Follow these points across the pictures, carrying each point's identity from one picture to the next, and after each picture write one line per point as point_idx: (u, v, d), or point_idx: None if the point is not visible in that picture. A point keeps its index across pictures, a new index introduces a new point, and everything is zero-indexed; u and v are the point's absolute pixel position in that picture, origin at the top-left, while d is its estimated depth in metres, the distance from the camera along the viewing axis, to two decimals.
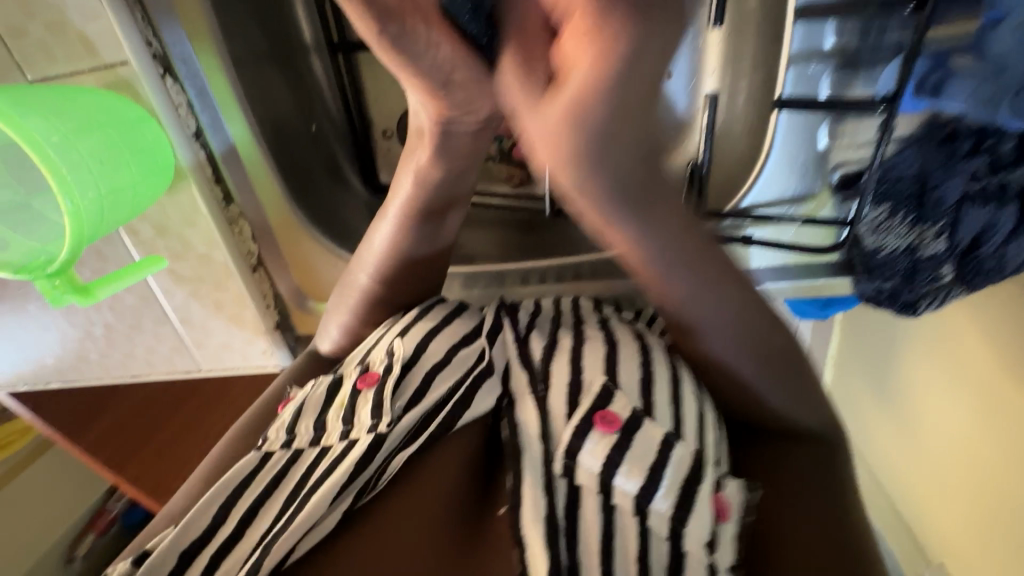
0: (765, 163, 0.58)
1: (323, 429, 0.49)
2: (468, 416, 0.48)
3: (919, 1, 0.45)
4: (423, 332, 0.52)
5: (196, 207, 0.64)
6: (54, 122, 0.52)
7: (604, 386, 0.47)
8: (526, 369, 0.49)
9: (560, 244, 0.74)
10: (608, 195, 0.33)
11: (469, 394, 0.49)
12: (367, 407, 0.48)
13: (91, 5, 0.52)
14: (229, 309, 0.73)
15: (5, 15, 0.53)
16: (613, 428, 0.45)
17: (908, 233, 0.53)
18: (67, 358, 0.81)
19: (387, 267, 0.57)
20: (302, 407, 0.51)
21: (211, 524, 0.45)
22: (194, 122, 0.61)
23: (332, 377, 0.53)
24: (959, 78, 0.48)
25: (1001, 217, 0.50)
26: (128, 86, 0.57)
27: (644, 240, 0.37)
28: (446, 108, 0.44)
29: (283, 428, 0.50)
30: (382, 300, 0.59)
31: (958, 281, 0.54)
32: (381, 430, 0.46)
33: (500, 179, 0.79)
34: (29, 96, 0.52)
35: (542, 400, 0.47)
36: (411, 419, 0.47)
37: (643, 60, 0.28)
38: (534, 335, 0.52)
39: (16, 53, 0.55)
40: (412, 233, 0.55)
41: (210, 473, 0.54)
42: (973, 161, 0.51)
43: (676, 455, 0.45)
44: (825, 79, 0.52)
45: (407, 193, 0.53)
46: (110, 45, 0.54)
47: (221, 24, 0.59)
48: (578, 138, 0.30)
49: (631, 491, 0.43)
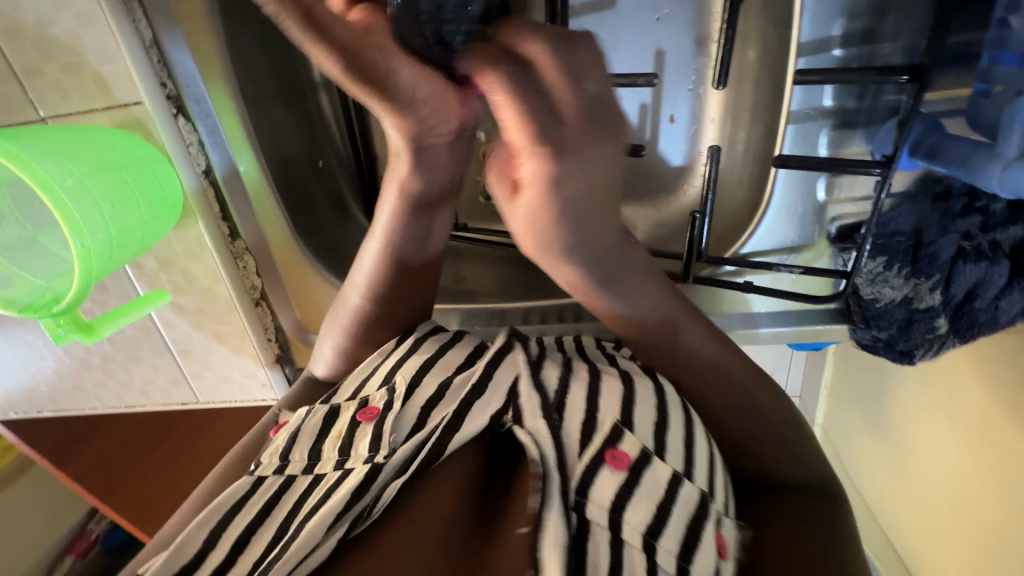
0: (767, 209, 0.59)
1: (317, 458, 0.49)
2: (458, 440, 0.47)
3: (914, 72, 0.46)
4: (417, 365, 0.53)
5: (202, 243, 0.65)
6: (67, 166, 0.52)
7: (615, 425, 0.47)
8: (538, 395, 0.48)
9: (560, 283, 0.75)
10: (582, 270, 0.47)
11: (462, 414, 0.48)
12: (365, 440, 0.48)
13: (108, 48, 0.54)
14: (230, 341, 0.73)
15: (24, 56, 0.55)
16: (624, 466, 0.45)
17: (904, 285, 0.55)
18: (60, 387, 0.80)
19: (377, 287, 0.58)
20: (298, 434, 0.51)
21: (204, 548, 0.44)
22: (204, 160, 0.62)
23: (328, 407, 0.52)
24: (952, 146, 0.48)
25: (994, 273, 0.51)
26: (139, 125, 0.58)
27: (594, 285, 0.49)
28: (424, 131, 0.46)
29: (277, 453, 0.50)
30: (378, 318, 0.59)
31: (952, 333, 0.56)
32: (378, 460, 0.46)
33: (503, 218, 0.80)
34: (41, 139, 0.53)
35: (558, 430, 0.46)
36: (404, 451, 0.46)
37: (570, 199, 0.40)
38: (542, 362, 0.52)
39: (31, 92, 0.57)
40: (401, 233, 0.55)
41: (203, 500, 0.54)
42: (967, 220, 0.53)
43: (683, 492, 0.45)
44: (824, 135, 0.54)
45: (393, 200, 0.53)
46: (124, 87, 0.56)
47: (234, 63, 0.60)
48: (548, 229, 0.42)
49: (639, 526, 0.43)
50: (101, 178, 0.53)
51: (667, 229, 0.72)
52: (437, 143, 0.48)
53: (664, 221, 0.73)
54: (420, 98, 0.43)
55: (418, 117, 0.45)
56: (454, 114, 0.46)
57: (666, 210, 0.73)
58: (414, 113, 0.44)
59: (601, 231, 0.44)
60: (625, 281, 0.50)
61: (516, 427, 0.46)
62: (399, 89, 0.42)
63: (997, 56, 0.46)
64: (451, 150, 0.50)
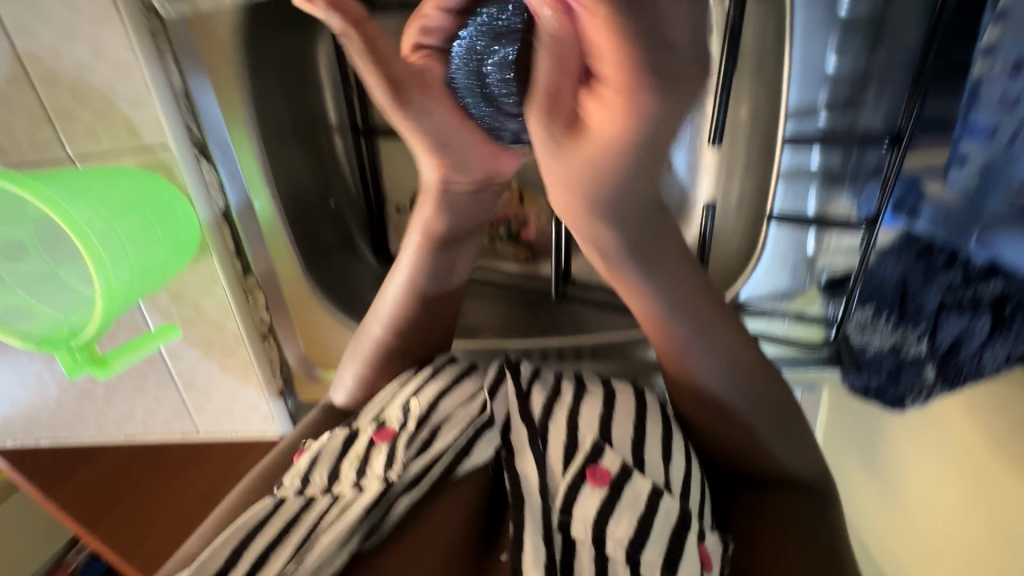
0: (755, 267, 0.63)
1: (336, 479, 0.50)
2: (465, 465, 0.50)
3: (896, 136, 0.51)
4: (435, 392, 0.54)
5: (215, 279, 0.67)
6: (95, 207, 0.54)
7: (597, 441, 0.49)
8: (525, 427, 0.51)
9: (560, 322, 0.77)
10: (618, 238, 0.43)
11: (471, 441, 0.51)
12: (380, 457, 0.49)
13: (140, 96, 0.57)
14: (235, 374, 0.74)
15: (59, 100, 0.58)
16: (604, 483, 0.46)
17: (892, 334, 0.58)
18: (61, 416, 0.80)
19: (401, 317, 0.59)
20: (318, 456, 0.52)
21: (225, 564, 0.44)
22: (222, 201, 0.65)
23: (347, 431, 0.53)
24: (928, 207, 0.52)
25: (976, 326, 0.52)
26: (163, 168, 0.61)
27: (623, 257, 0.45)
28: (455, 174, 0.52)
29: (298, 475, 0.50)
30: (396, 362, 0.61)
31: (942, 382, 0.55)
32: (390, 478, 0.47)
33: (506, 257, 0.81)
34: (74, 182, 0.55)
35: (542, 458, 0.49)
36: (416, 467, 0.49)
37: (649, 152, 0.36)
38: (535, 387, 0.55)
39: (62, 132, 0.60)
40: (426, 266, 0.58)
41: (214, 526, 0.53)
42: (950, 274, 0.54)
43: (663, 507, 0.45)
44: (813, 193, 0.57)
45: (417, 238, 0.57)
46: (151, 129, 0.59)
47: (255, 100, 0.63)
48: (598, 187, 0.39)
49: (621, 540, 0.43)
50: (128, 219, 0.56)
51: None
52: (461, 195, 0.54)
53: None
54: (451, 142, 0.50)
55: (448, 156, 0.50)
56: (481, 165, 0.52)
57: None
58: (447, 154, 0.50)
59: (643, 190, 0.40)
60: (658, 253, 0.47)
61: (509, 465, 0.49)
62: (428, 121, 0.48)
63: (970, 129, 0.47)
64: (474, 200, 0.55)
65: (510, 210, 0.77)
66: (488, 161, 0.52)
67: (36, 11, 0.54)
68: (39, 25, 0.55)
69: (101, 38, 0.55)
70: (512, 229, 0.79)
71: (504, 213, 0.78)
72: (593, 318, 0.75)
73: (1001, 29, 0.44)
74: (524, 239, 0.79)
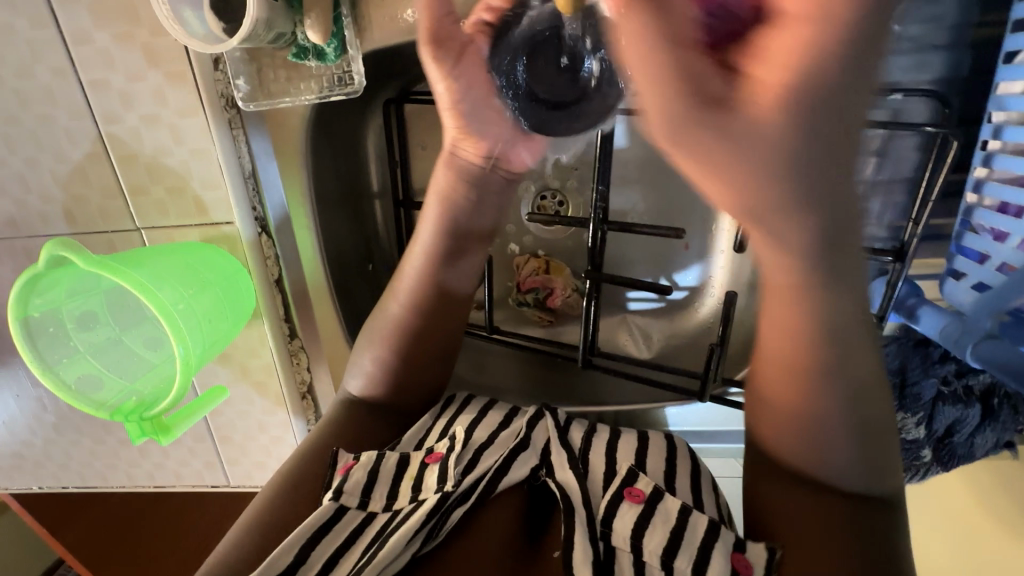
0: None
1: (395, 497, 0.52)
2: (504, 484, 0.53)
3: (897, 253, 0.56)
4: (469, 419, 0.58)
5: (263, 341, 0.71)
6: (179, 289, 0.57)
7: (631, 469, 0.53)
8: (566, 450, 0.55)
9: (580, 389, 0.83)
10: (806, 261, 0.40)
11: (508, 462, 0.54)
12: (433, 475, 0.53)
13: (214, 177, 0.63)
14: (272, 431, 0.77)
15: (134, 177, 0.63)
16: (640, 501, 0.50)
17: (893, 418, 0.62)
18: (92, 466, 0.82)
19: (419, 295, 0.60)
20: (377, 472, 0.53)
21: (292, 562, 0.47)
22: (277, 271, 0.69)
23: (399, 454, 0.55)
24: (928, 312, 0.58)
25: (967, 414, 0.60)
26: (227, 240, 0.66)
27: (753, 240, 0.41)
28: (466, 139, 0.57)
29: (358, 486, 0.52)
30: (413, 348, 0.61)
31: (936, 461, 0.63)
32: (448, 489, 0.51)
33: (530, 321, 0.86)
34: (156, 263, 0.59)
35: (582, 476, 0.52)
36: (467, 483, 0.52)
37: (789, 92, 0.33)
38: (569, 425, 0.59)
39: (133, 206, 0.64)
40: (447, 233, 0.59)
41: (255, 525, 0.52)
42: (945, 367, 0.61)
43: (694, 519, 0.48)
44: None
45: (435, 208, 0.59)
46: (221, 209, 0.64)
47: (312, 158, 0.65)
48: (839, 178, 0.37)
49: (656, 550, 0.47)
50: (205, 298, 0.60)
51: (680, 341, 0.80)
52: (469, 163, 0.58)
53: (679, 333, 0.80)
54: (474, 112, 0.56)
55: (473, 123, 0.56)
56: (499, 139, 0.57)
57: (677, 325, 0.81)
58: (470, 120, 0.56)
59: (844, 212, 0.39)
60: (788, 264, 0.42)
61: (550, 479, 0.53)
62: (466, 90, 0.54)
63: (965, 250, 0.56)
64: (503, 184, 0.61)
65: (538, 278, 0.82)
66: (501, 142, 0.57)
67: (125, 100, 0.59)
68: (126, 112, 0.60)
69: (183, 128, 0.60)
70: (539, 297, 0.83)
71: (532, 282, 0.82)
72: (611, 386, 0.81)
73: (988, 169, 0.53)
74: (549, 305, 0.83)
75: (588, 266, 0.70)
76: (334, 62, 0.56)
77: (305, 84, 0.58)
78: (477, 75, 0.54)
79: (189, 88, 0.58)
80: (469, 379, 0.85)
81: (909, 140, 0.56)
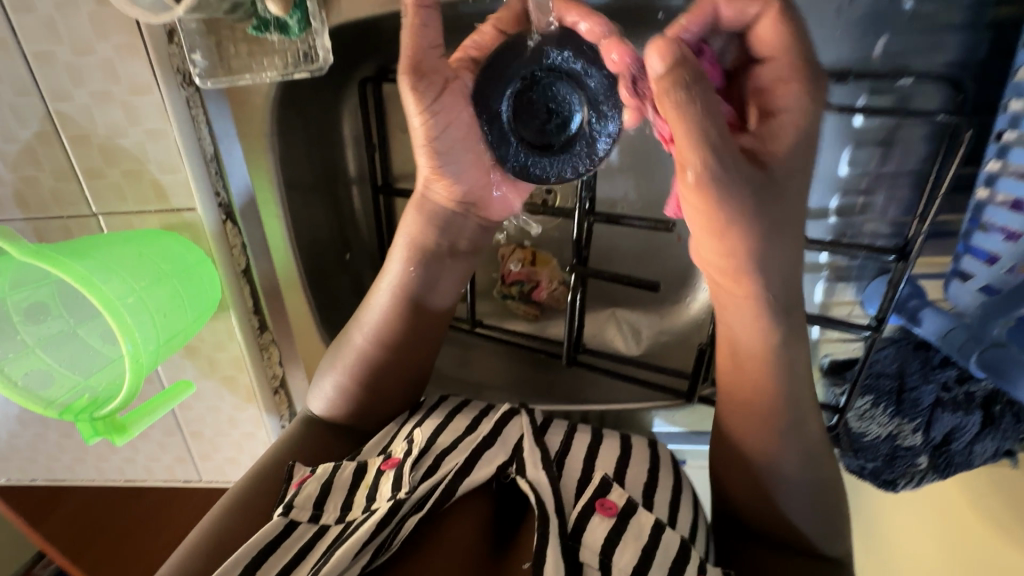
0: None
1: (348, 508, 0.50)
2: (467, 485, 0.50)
3: (900, 253, 0.52)
4: (433, 424, 0.55)
5: (231, 334, 0.67)
6: (128, 280, 0.55)
7: (604, 477, 0.51)
8: (540, 450, 0.52)
9: (565, 387, 0.79)
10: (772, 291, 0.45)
11: (471, 462, 0.51)
12: (387, 483, 0.50)
13: (172, 161, 0.58)
14: (244, 426, 0.74)
15: (88, 159, 0.59)
16: (612, 514, 0.48)
17: (889, 423, 0.60)
18: (60, 459, 0.79)
19: (383, 332, 0.58)
20: (330, 484, 0.51)
21: None
22: (244, 261, 0.65)
23: (355, 462, 0.53)
24: (930, 315, 0.54)
25: (968, 422, 0.57)
26: (189, 228, 0.62)
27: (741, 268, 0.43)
28: (439, 181, 0.54)
29: (309, 499, 0.50)
30: (376, 382, 0.59)
31: (932, 469, 0.60)
32: (400, 497, 0.48)
33: (516, 315, 0.82)
34: (104, 253, 0.55)
35: (556, 480, 0.50)
36: (423, 489, 0.49)
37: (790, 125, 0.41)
38: (547, 427, 0.57)
39: (89, 190, 0.60)
40: (417, 277, 0.57)
41: (202, 545, 0.50)
42: (946, 372, 0.58)
43: (666, 536, 0.47)
44: (820, 283, 0.61)
45: (403, 249, 0.57)
46: (181, 194, 0.60)
47: (281, 146, 0.61)
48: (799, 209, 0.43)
49: (626, 568, 0.45)
50: (158, 291, 0.57)
51: (670, 338, 0.77)
52: (440, 207, 0.55)
53: (669, 328, 0.77)
54: (453, 144, 0.52)
55: (447, 162, 0.52)
56: (477, 180, 0.54)
57: (668, 320, 0.77)
58: (446, 161, 0.52)
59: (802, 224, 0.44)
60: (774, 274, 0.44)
61: (521, 477, 0.50)
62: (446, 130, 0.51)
63: (971, 250, 0.51)
64: (482, 230, 0.58)
65: (524, 271, 0.78)
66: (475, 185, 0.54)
67: (74, 75, 0.55)
68: (76, 89, 0.55)
69: (138, 106, 0.56)
70: (525, 290, 0.79)
71: (518, 274, 0.79)
72: (598, 385, 0.78)
73: (1003, 162, 0.47)
74: (535, 298, 0.80)
75: (574, 259, 0.66)
76: (298, 36, 0.52)
77: (267, 60, 0.53)
78: (456, 112, 0.50)
79: (142, 62, 0.54)
80: (453, 375, 0.83)
81: (917, 130, 0.52)
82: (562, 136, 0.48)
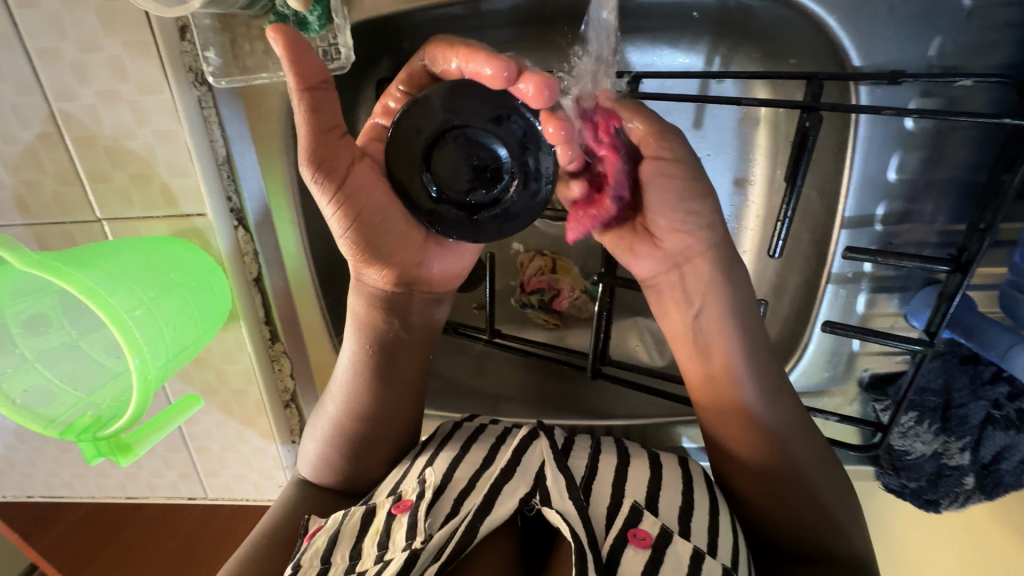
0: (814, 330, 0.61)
1: (358, 557, 0.47)
2: (487, 525, 0.47)
3: (957, 263, 0.49)
4: (446, 462, 0.52)
5: (242, 345, 0.64)
6: (137, 293, 0.52)
7: (634, 505, 0.49)
8: (563, 477, 0.49)
9: (587, 400, 0.76)
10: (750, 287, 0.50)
11: (491, 499, 0.48)
12: (401, 529, 0.47)
13: (182, 165, 0.55)
14: (253, 441, 0.71)
15: (93, 163, 0.56)
16: (646, 545, 0.46)
17: (934, 440, 0.57)
18: (60, 475, 0.76)
19: (350, 406, 0.55)
20: (337, 535, 0.49)
21: None
22: (256, 269, 0.62)
23: (365, 507, 0.50)
24: (987, 325, 0.52)
25: (1020, 440, 0.54)
26: (198, 235, 0.59)
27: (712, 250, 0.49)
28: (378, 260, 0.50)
29: (317, 556, 0.47)
30: (354, 452, 0.56)
31: (980, 490, 0.57)
32: (416, 546, 0.45)
33: (534, 324, 0.79)
34: (112, 263, 0.52)
35: (582, 507, 0.47)
36: (440, 536, 0.46)
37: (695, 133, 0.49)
38: (569, 452, 0.54)
39: (93, 195, 0.57)
40: (372, 346, 0.54)
41: None
42: (997, 389, 0.55)
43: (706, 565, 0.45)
44: (863, 294, 0.58)
45: (357, 318, 0.53)
46: (191, 200, 0.57)
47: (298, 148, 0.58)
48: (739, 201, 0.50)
49: None
50: (166, 303, 0.54)
51: None
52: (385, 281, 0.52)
53: None
54: (382, 226, 0.48)
55: (380, 244, 0.49)
56: (417, 250, 0.51)
57: None
58: (378, 243, 0.49)
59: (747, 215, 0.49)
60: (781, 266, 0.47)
61: (546, 509, 0.47)
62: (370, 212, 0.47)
63: None
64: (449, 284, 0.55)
65: (545, 279, 0.75)
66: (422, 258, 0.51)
67: (79, 74, 0.52)
68: (81, 88, 0.52)
69: (146, 107, 0.53)
70: (545, 299, 0.76)
71: (538, 282, 0.76)
72: (622, 397, 0.75)
73: None
74: (555, 307, 0.77)
75: (602, 266, 0.62)
76: (318, 33, 0.49)
77: None
78: (374, 190, 0.47)
79: (152, 61, 0.51)
80: (467, 385, 0.80)
81: (966, 134, 0.50)
82: (495, 188, 0.43)
